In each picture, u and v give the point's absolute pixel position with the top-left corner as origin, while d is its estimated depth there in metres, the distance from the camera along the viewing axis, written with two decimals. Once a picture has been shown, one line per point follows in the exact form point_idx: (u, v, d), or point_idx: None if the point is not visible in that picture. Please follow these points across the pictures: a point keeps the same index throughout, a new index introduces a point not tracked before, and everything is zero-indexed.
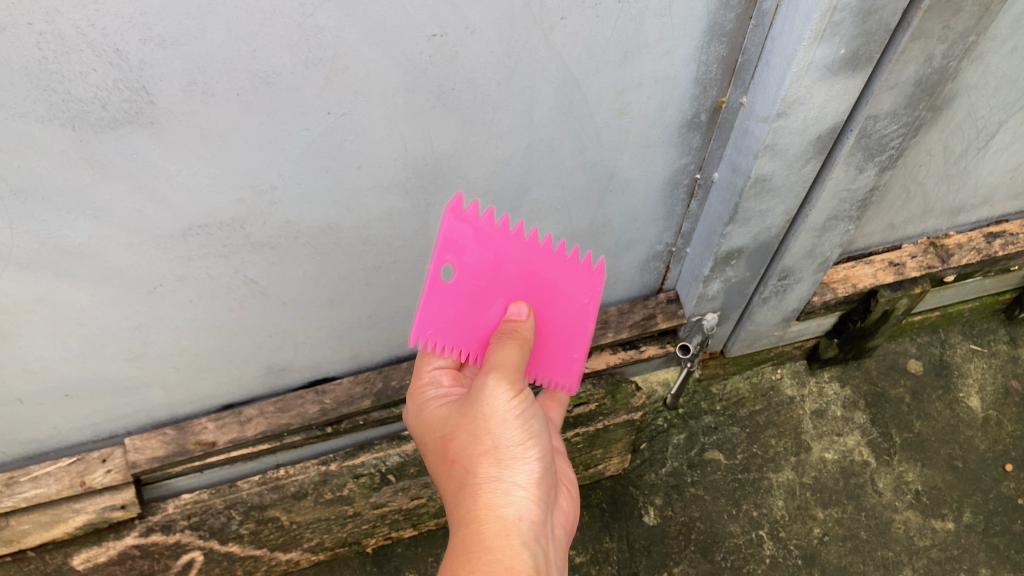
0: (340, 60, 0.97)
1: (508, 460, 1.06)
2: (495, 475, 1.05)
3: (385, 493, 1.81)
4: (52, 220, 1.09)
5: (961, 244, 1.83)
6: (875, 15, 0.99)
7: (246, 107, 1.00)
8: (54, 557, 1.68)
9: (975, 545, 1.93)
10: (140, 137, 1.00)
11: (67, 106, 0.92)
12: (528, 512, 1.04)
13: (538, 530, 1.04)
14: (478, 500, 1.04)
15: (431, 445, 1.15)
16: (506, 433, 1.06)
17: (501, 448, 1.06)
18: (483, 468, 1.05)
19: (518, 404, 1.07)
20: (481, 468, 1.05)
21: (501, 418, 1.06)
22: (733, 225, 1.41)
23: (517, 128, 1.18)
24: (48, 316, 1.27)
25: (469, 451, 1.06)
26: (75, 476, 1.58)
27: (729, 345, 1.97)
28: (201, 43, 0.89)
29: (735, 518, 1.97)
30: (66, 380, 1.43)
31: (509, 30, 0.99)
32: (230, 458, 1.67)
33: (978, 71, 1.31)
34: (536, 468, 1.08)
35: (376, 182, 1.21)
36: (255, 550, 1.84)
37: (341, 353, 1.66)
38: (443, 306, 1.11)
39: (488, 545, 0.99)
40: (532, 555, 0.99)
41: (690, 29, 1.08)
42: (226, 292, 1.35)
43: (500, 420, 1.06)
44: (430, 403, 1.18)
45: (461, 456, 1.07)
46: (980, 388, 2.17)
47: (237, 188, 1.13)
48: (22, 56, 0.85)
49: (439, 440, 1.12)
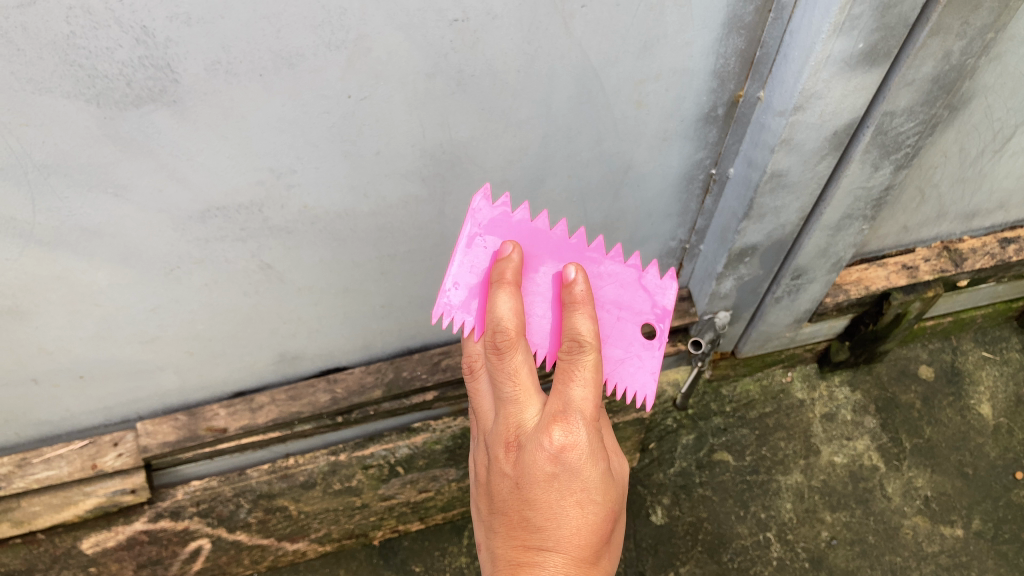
0: (362, 43, 0.97)
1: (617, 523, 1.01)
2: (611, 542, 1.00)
3: (394, 485, 1.84)
4: (74, 197, 1.10)
5: (974, 248, 1.82)
6: (894, 9, 0.99)
7: (268, 88, 1.01)
8: (64, 541, 1.68)
9: (985, 552, 1.93)
10: (163, 115, 1.01)
11: (94, 82, 0.93)
12: None
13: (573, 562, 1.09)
14: (592, 567, 0.97)
15: (538, 475, 0.95)
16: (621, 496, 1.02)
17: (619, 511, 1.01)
18: (604, 536, 0.98)
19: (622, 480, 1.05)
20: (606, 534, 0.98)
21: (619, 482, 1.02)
22: (747, 221, 1.41)
23: (534, 117, 1.19)
24: (66, 296, 1.28)
25: (608, 507, 0.98)
26: (87, 459, 1.59)
27: (740, 345, 1.97)
28: (226, 22, 0.90)
29: (743, 519, 1.96)
30: (81, 361, 1.44)
31: (530, 17, 1.00)
32: (240, 445, 1.68)
33: (996, 71, 1.31)
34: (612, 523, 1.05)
35: (395, 168, 1.22)
36: (263, 539, 1.86)
37: (354, 343, 1.67)
38: (598, 392, 0.96)
39: None
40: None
41: (709, 21, 1.08)
42: (243, 276, 1.36)
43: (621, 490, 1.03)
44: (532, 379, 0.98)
45: (595, 516, 0.96)
46: (991, 396, 2.17)
47: (256, 169, 1.14)
48: (50, 30, 0.86)
49: (572, 473, 0.94)
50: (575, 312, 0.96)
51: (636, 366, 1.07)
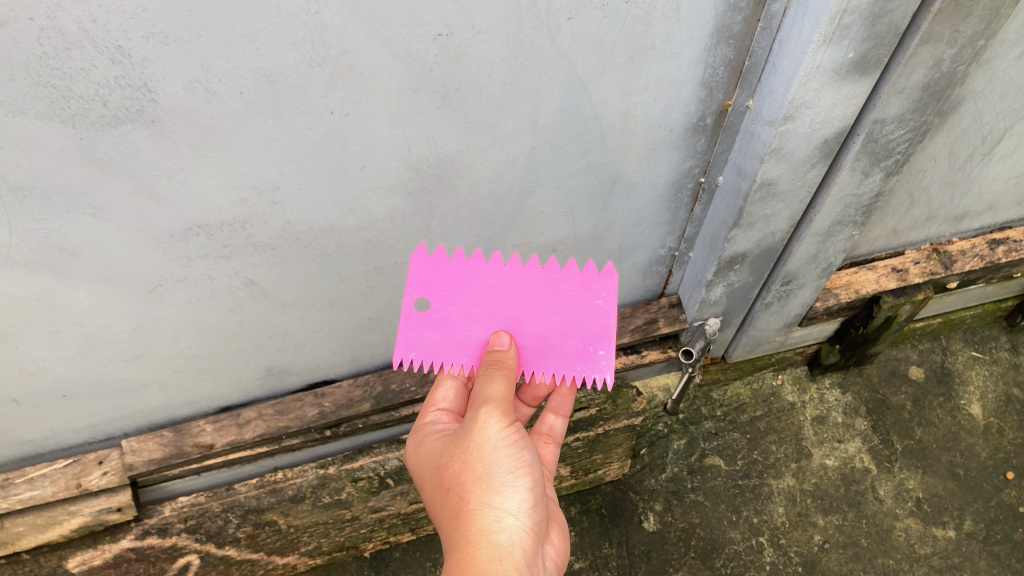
0: (345, 59, 0.95)
1: (501, 489, 0.97)
2: (487, 502, 0.96)
3: (384, 497, 1.80)
4: (52, 218, 1.08)
5: (963, 251, 1.82)
6: (885, 19, 0.97)
7: (249, 106, 0.99)
8: (49, 560, 1.66)
9: (977, 554, 1.92)
10: (141, 135, 0.99)
11: (69, 103, 0.91)
12: (523, 539, 0.94)
13: (533, 561, 0.93)
14: (463, 520, 0.95)
15: (427, 501, 1.06)
16: (500, 460, 0.99)
17: (493, 476, 0.97)
18: (464, 490, 0.97)
19: (511, 433, 1.01)
20: (467, 501, 0.96)
21: (495, 446, 0.99)
22: (737, 229, 1.40)
23: (521, 130, 1.17)
24: (46, 316, 1.26)
25: (462, 480, 0.98)
26: (71, 478, 1.58)
27: (730, 350, 1.96)
28: (205, 40, 0.88)
29: (735, 524, 1.95)
30: (63, 381, 1.42)
31: (516, 30, 0.98)
32: (227, 461, 1.66)
33: (985, 76, 1.29)
34: (529, 497, 0.99)
35: (380, 184, 1.20)
36: (252, 554, 1.82)
37: (341, 356, 1.65)
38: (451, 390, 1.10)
39: (472, 539, 0.93)
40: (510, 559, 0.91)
41: (697, 32, 1.07)
42: (227, 294, 1.34)
43: (494, 446, 0.99)
44: (427, 438, 1.13)
45: (453, 497, 0.98)
46: (981, 396, 2.16)
47: (239, 187, 1.12)
48: (22, 51, 0.84)
49: (433, 479, 1.04)
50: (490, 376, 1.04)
51: (589, 288, 1.09)
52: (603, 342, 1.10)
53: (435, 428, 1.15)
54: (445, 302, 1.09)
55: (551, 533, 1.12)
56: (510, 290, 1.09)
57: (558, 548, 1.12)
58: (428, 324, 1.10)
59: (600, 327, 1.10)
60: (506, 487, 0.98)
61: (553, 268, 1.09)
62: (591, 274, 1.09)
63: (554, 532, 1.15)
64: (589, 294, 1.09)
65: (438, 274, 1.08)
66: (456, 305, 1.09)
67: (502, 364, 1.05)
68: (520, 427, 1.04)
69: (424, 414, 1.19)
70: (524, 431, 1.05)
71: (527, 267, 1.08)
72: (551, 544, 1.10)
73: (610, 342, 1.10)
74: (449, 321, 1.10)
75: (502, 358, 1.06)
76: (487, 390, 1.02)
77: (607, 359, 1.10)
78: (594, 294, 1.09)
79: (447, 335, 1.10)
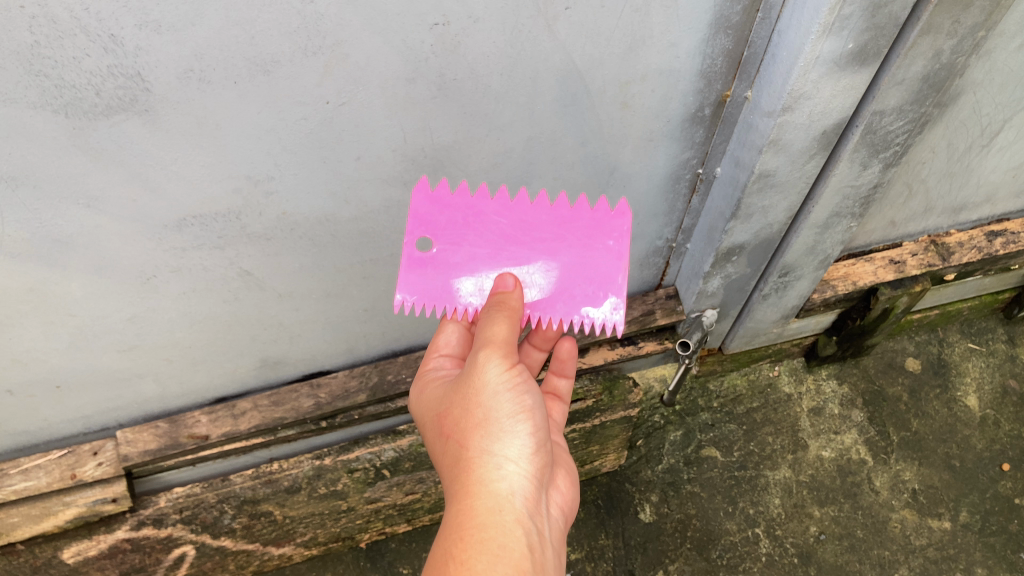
0: (339, 49, 0.94)
1: (500, 434, 0.96)
2: (486, 448, 0.94)
3: (380, 488, 1.79)
4: (45, 208, 1.07)
5: (961, 243, 1.82)
6: (884, 9, 0.96)
7: (243, 96, 0.98)
8: (43, 551, 1.66)
9: (972, 545, 1.92)
10: (134, 124, 0.98)
11: (61, 92, 0.90)
12: (523, 487, 0.93)
13: (534, 508, 0.93)
14: (463, 468, 0.94)
15: (432, 448, 1.06)
16: (500, 405, 0.97)
17: (492, 422, 0.96)
18: (465, 439, 0.96)
19: (512, 379, 0.99)
20: (467, 448, 0.95)
21: (494, 391, 0.98)
22: (734, 220, 1.40)
23: (518, 120, 1.16)
24: (39, 307, 1.25)
25: (462, 427, 0.97)
26: (66, 469, 1.57)
27: (727, 341, 1.96)
28: (199, 29, 0.87)
29: (732, 515, 1.96)
30: (57, 372, 1.41)
31: (513, 19, 0.97)
32: (223, 452, 1.65)
33: (984, 67, 1.29)
34: (532, 442, 0.98)
35: (375, 174, 1.19)
36: (248, 545, 1.82)
37: (337, 347, 1.64)
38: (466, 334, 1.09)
39: (472, 487, 0.92)
40: (512, 509, 0.90)
41: (695, 22, 1.06)
42: (221, 285, 1.33)
43: (495, 392, 0.98)
44: (431, 385, 1.13)
45: (454, 444, 0.98)
46: (978, 387, 2.16)
47: (233, 177, 1.11)
48: (14, 39, 0.83)
49: (435, 426, 1.04)
50: (491, 317, 1.02)
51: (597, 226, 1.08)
52: (612, 285, 1.08)
53: (437, 375, 1.15)
54: (448, 242, 1.08)
55: (559, 473, 1.13)
56: (516, 228, 1.09)
57: (567, 489, 1.12)
58: (433, 264, 1.09)
59: (609, 266, 1.08)
60: (507, 433, 0.96)
61: (561, 205, 1.07)
62: (600, 213, 1.07)
63: (564, 474, 1.15)
64: (598, 233, 1.08)
65: (440, 214, 1.08)
66: (459, 244, 1.08)
67: (505, 305, 1.03)
68: (523, 370, 1.03)
69: (428, 359, 1.20)
70: (527, 375, 1.04)
71: (534, 204, 1.07)
72: (558, 484, 1.10)
73: (619, 283, 1.07)
74: (452, 262, 1.09)
75: (506, 302, 1.03)
76: (488, 332, 1.00)
77: (616, 303, 1.08)
78: (602, 233, 1.08)
79: (451, 278, 1.10)
